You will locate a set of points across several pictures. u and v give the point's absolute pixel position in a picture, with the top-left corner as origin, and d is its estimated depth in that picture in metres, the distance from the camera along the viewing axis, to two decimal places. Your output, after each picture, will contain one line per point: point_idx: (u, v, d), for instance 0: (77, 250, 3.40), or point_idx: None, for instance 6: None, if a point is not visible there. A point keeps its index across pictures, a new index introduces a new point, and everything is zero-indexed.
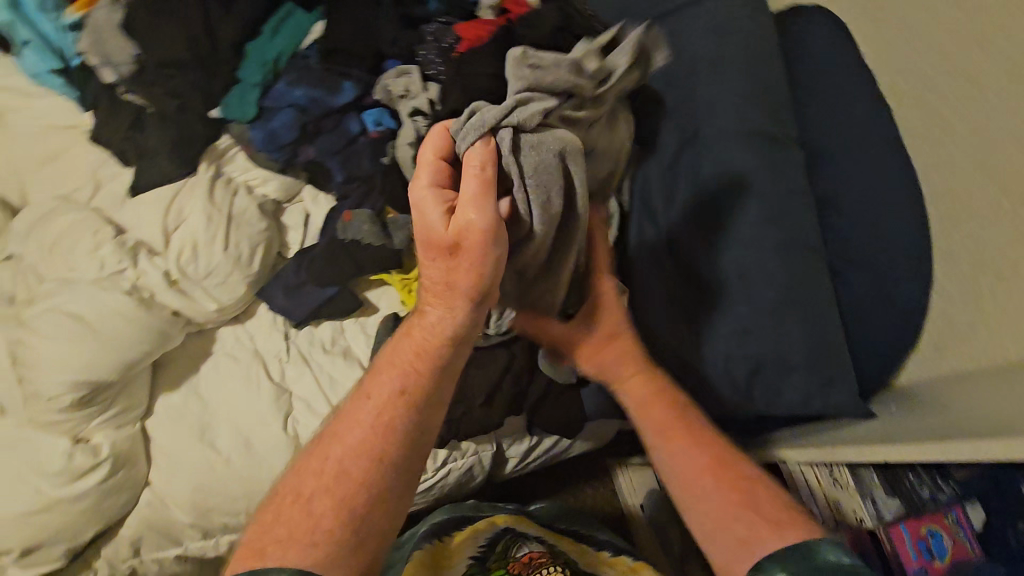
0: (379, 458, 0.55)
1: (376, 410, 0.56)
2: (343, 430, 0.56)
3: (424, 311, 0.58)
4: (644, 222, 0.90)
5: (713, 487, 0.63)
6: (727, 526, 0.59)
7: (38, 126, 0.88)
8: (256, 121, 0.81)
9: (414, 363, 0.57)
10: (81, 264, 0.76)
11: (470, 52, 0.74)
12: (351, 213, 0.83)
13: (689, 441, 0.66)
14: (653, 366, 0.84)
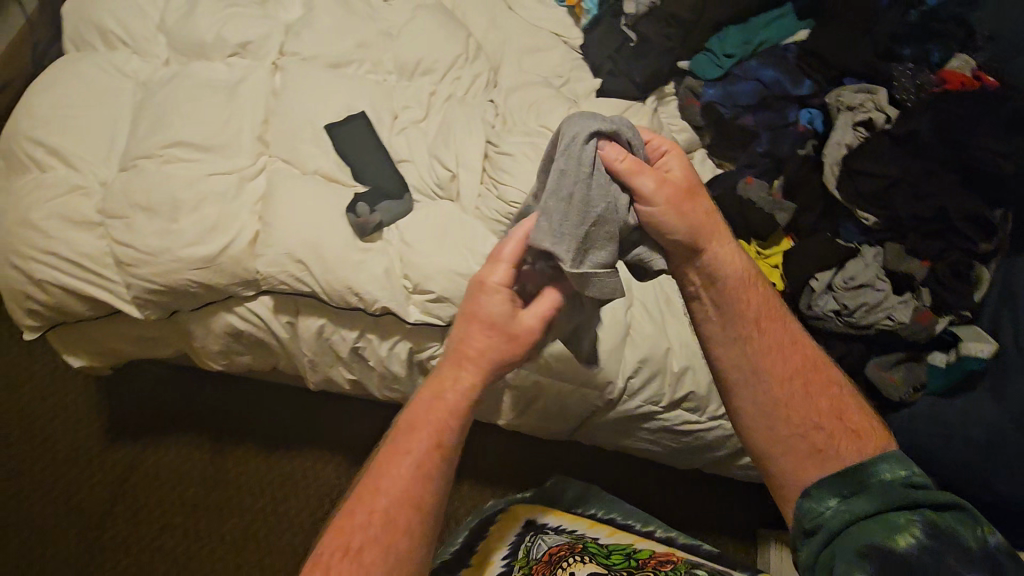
0: (439, 445, 0.60)
1: (441, 407, 0.61)
2: (411, 433, 0.60)
3: (473, 327, 0.63)
4: (1002, 306, 0.90)
5: (801, 397, 0.65)
6: (809, 431, 0.63)
7: (536, 26, 1.14)
8: (717, 82, 1.00)
9: (473, 366, 0.62)
10: (551, 124, 0.97)
11: (941, 98, 0.88)
12: (753, 178, 0.96)
13: (778, 343, 0.68)
14: (972, 428, 0.84)
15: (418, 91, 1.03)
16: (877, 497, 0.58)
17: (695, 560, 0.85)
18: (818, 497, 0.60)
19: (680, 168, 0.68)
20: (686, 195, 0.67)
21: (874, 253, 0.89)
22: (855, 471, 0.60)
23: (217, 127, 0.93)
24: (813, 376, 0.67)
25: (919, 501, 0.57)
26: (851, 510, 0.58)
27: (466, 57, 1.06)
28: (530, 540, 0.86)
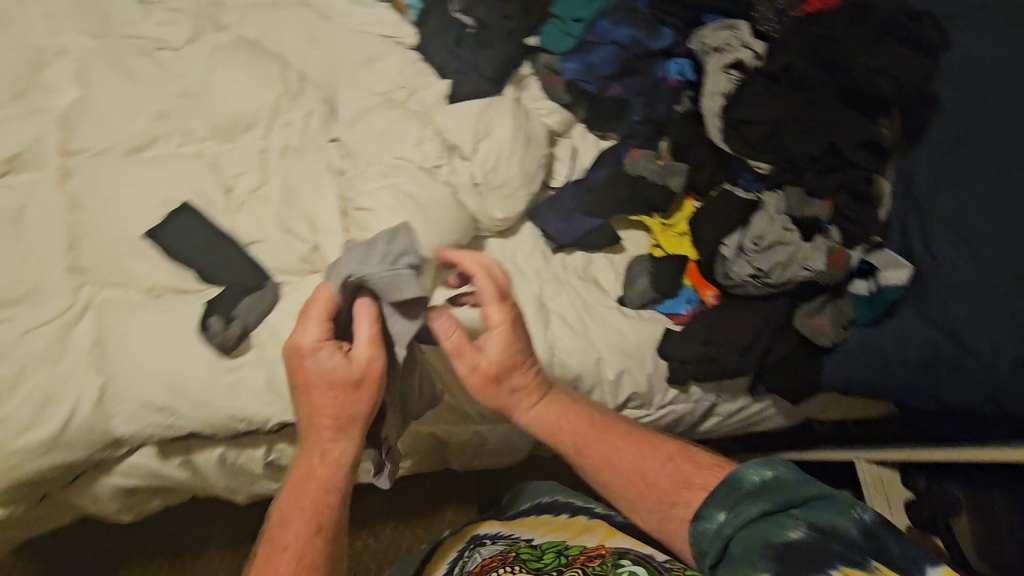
0: (318, 527, 0.60)
1: (314, 481, 0.61)
2: (288, 521, 0.59)
3: (314, 393, 0.61)
4: (908, 212, 0.89)
5: (647, 476, 0.66)
6: (668, 513, 0.63)
7: (362, 32, 0.98)
8: (574, 54, 0.89)
9: (331, 429, 0.62)
10: (407, 153, 0.86)
11: (805, 22, 0.84)
12: (638, 151, 0.88)
13: (621, 446, 0.68)
14: (902, 347, 0.84)
15: (247, 152, 0.88)
16: (761, 500, 0.56)
17: (627, 546, 0.79)
18: (705, 514, 0.58)
19: (503, 343, 0.66)
20: (496, 373, 0.67)
21: (778, 201, 0.83)
22: (726, 482, 0.59)
23: (13, 274, 0.76)
24: (653, 464, 0.66)
25: (798, 502, 0.55)
26: (738, 517, 0.56)
27: (290, 95, 0.90)
28: (465, 552, 0.85)
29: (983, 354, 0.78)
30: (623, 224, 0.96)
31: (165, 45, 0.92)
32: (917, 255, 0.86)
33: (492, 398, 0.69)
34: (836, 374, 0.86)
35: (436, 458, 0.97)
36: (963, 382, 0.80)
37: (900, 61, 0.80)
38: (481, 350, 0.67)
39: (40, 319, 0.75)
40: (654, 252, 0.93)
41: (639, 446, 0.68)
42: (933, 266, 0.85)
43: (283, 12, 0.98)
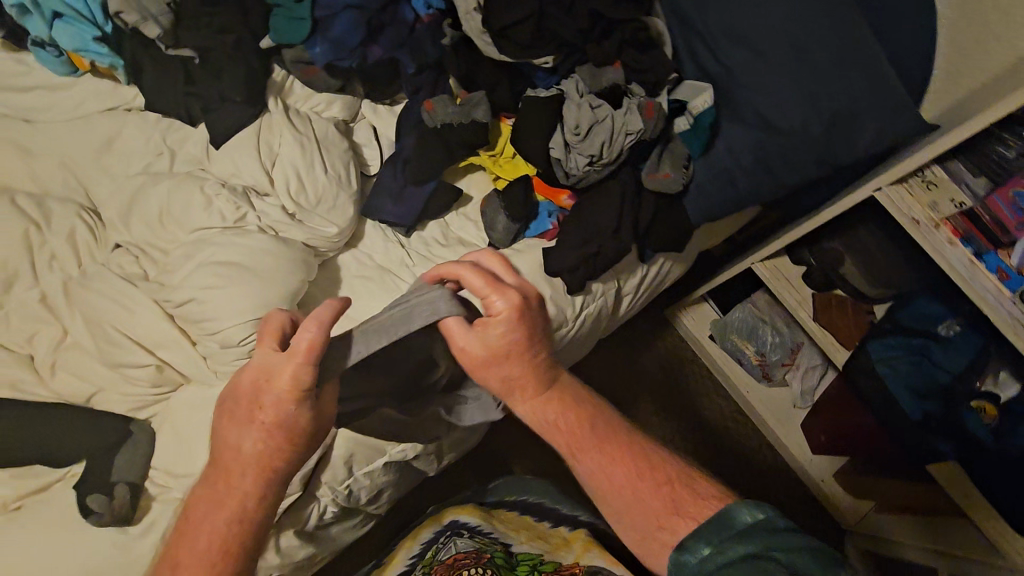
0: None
1: (208, 532, 0.55)
2: (180, 568, 0.55)
3: (245, 427, 0.56)
4: (689, 37, 0.95)
5: (622, 491, 0.58)
6: (654, 535, 0.54)
7: (77, 116, 0.84)
8: (316, 36, 0.80)
9: (248, 470, 0.56)
10: (203, 221, 0.76)
11: None
12: (431, 101, 0.84)
13: (603, 455, 0.59)
14: (735, 160, 0.90)
15: (26, 309, 0.74)
16: (749, 542, 0.48)
17: (599, 567, 0.83)
18: (689, 549, 0.50)
19: (501, 329, 0.59)
20: (490, 356, 0.60)
21: (575, 86, 0.83)
22: (717, 519, 0.51)
23: None
24: (645, 476, 0.58)
25: (790, 546, 0.47)
26: (723, 556, 0.48)
27: (38, 225, 0.77)
28: (442, 539, 0.92)
29: (798, 127, 0.86)
30: (456, 174, 0.94)
31: None
32: (710, 68, 0.93)
33: (493, 384, 0.63)
34: (701, 207, 0.91)
35: (407, 476, 0.94)
36: (793, 161, 0.88)
37: None
38: (484, 333, 0.60)
39: None
40: (497, 185, 0.91)
41: (629, 464, 0.59)
42: (728, 72, 0.91)
43: None
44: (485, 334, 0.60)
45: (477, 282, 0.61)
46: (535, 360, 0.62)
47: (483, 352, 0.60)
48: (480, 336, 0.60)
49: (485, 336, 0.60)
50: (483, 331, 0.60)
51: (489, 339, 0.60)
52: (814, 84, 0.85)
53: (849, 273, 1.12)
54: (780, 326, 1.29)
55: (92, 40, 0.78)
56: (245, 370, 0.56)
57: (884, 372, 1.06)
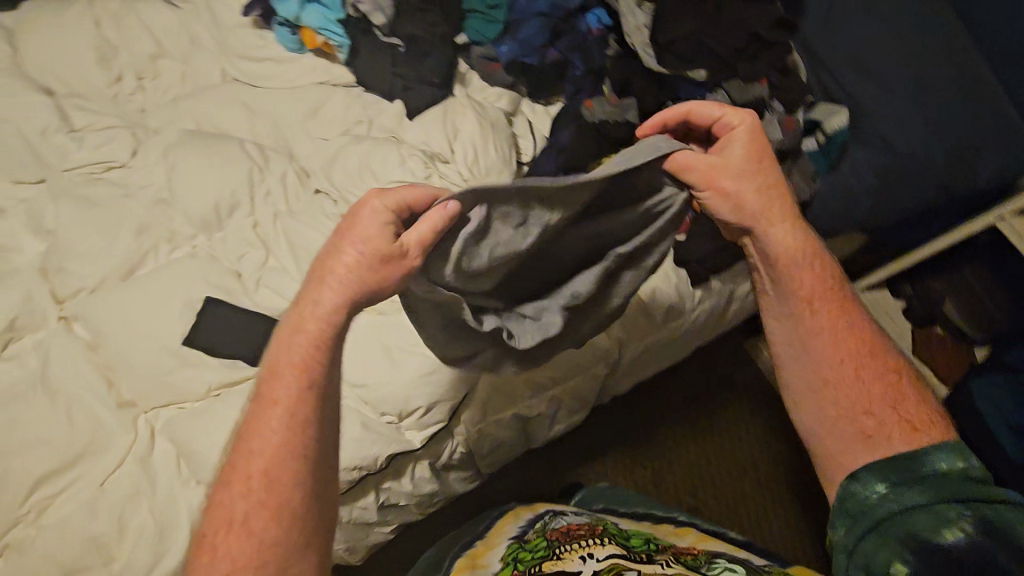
0: (296, 409, 0.53)
1: (296, 359, 0.54)
2: (277, 382, 0.54)
3: (340, 255, 0.54)
4: (820, 74, 1.01)
5: (852, 379, 0.64)
6: (857, 417, 0.63)
7: (296, 86, 1.00)
8: (504, 37, 0.97)
9: (337, 297, 0.54)
10: (395, 175, 0.89)
11: None
12: (590, 100, 0.94)
13: (834, 326, 0.66)
14: (864, 180, 0.95)
15: (240, 233, 0.87)
16: (922, 491, 0.56)
17: (723, 551, 0.78)
18: (866, 479, 0.59)
19: (748, 148, 0.64)
20: (744, 173, 0.64)
21: (722, 99, 0.93)
22: (903, 458, 0.59)
23: (65, 433, 0.73)
24: (865, 362, 0.65)
25: (977, 496, 0.54)
26: (901, 501, 0.56)
27: (259, 166, 0.91)
28: (547, 517, 0.92)
29: (922, 157, 0.93)
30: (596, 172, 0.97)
31: (112, 163, 0.90)
32: (838, 96, 0.99)
33: (747, 206, 0.65)
34: (822, 220, 0.97)
35: (520, 441, 1.01)
36: (916, 186, 0.94)
37: None
38: (739, 149, 0.64)
39: (112, 463, 0.73)
40: None
41: (856, 343, 0.66)
42: (857, 103, 0.97)
43: (212, 94, 0.98)
44: (737, 149, 0.64)
45: (739, 117, 0.64)
46: (782, 198, 0.66)
47: (737, 166, 0.64)
48: (732, 153, 0.64)
49: (739, 161, 0.64)
50: (737, 150, 0.64)
51: (743, 159, 0.64)
52: (940, 118, 0.93)
53: (952, 312, 1.11)
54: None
55: (334, 21, 0.97)
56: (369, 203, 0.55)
57: (984, 409, 1.02)
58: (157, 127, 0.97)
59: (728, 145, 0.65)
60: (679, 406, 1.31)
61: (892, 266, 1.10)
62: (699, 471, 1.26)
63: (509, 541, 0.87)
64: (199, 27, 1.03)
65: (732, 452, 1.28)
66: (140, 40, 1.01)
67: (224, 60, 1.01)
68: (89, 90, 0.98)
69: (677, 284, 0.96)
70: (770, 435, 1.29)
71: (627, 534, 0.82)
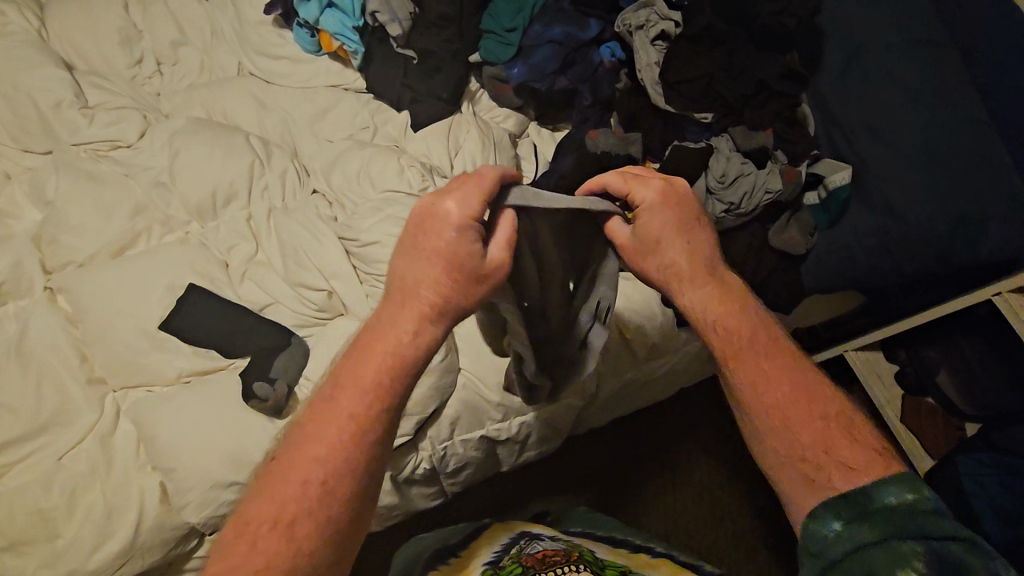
0: (374, 399, 0.51)
1: (374, 363, 0.52)
2: (344, 391, 0.51)
3: (426, 265, 0.53)
4: (830, 128, 1.00)
5: (788, 424, 0.56)
6: (799, 465, 0.55)
7: (308, 87, 1.02)
8: (516, 60, 0.97)
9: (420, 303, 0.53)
10: (392, 183, 0.89)
11: None
12: (595, 131, 0.94)
13: (768, 370, 0.59)
14: (865, 239, 0.93)
15: (234, 224, 0.88)
16: (873, 528, 0.48)
17: None
18: (818, 521, 0.52)
19: (658, 210, 0.62)
20: (660, 232, 0.62)
21: (724, 143, 0.93)
22: (850, 496, 0.51)
23: (32, 403, 0.74)
24: (803, 409, 0.57)
25: (934, 532, 0.47)
26: (853, 539, 0.48)
27: (260, 161, 0.91)
28: (522, 541, 0.91)
29: (924, 223, 0.89)
30: None
31: (119, 142, 0.92)
32: (845, 154, 0.98)
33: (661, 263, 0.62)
34: (816, 275, 0.96)
35: (489, 462, 1.00)
36: (916, 250, 0.90)
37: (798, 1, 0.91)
38: (660, 211, 0.62)
39: (73, 439, 0.74)
40: None
41: (796, 381, 0.58)
42: (862, 163, 0.96)
43: (226, 86, 1.00)
44: (650, 213, 0.62)
45: (641, 186, 0.63)
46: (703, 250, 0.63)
47: (652, 225, 0.61)
48: (644, 218, 0.62)
49: (653, 223, 0.62)
50: (650, 213, 0.62)
51: (659, 222, 0.62)
52: (946, 186, 0.89)
53: (944, 383, 1.08)
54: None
55: (350, 28, 0.98)
56: (442, 206, 0.53)
57: (968, 487, 0.99)
58: (168, 113, 0.99)
59: (644, 208, 0.62)
60: (659, 446, 1.29)
61: (895, 327, 1.06)
62: (677, 514, 1.24)
63: (483, 567, 0.84)
64: (223, 22, 1.06)
65: (712, 500, 1.25)
66: (164, 27, 1.03)
67: (242, 55, 1.04)
68: (109, 70, 1.00)
69: (663, 323, 0.95)
70: (751, 484, 1.26)
71: (601, 564, 0.79)
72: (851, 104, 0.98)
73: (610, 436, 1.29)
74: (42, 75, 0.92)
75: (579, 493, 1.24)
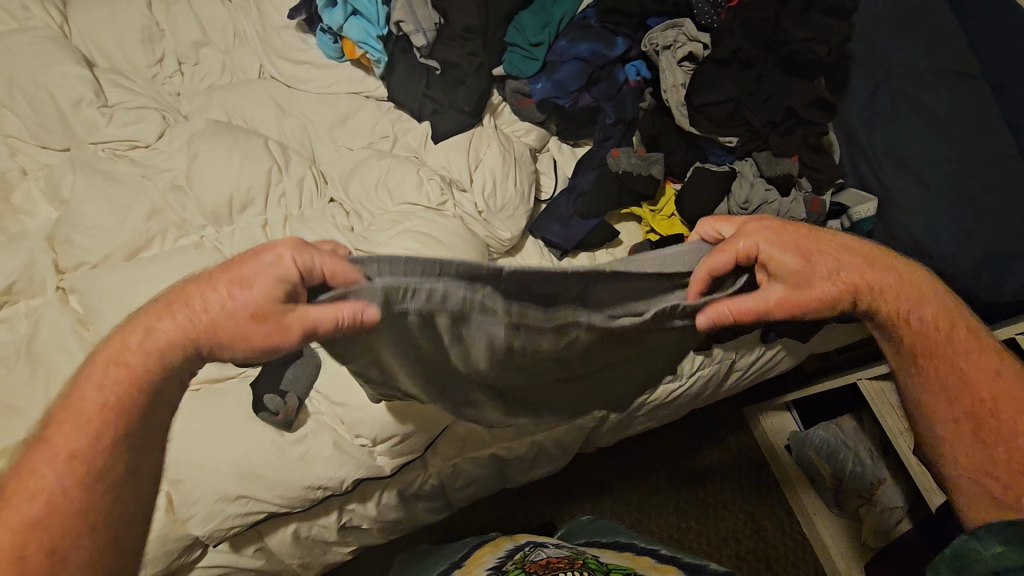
0: (100, 429, 0.48)
1: (84, 414, 0.48)
2: (68, 416, 0.49)
3: (155, 320, 0.53)
4: (855, 156, 0.99)
5: (988, 426, 0.58)
6: (1011, 475, 0.55)
7: (329, 92, 1.01)
8: (541, 75, 0.96)
9: (157, 343, 0.52)
10: (411, 196, 0.88)
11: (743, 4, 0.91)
12: (617, 150, 0.93)
13: (949, 375, 0.60)
14: None
15: (248, 230, 0.87)
16: None
17: None
18: (978, 540, 0.49)
19: (800, 243, 0.60)
20: (811, 269, 0.59)
21: (749, 167, 0.92)
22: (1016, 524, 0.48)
23: (39, 405, 0.73)
24: (990, 419, 0.58)
25: None
26: (1000, 562, 0.47)
27: (278, 167, 0.90)
28: (527, 548, 0.90)
29: (949, 258, 0.86)
30: (612, 220, 0.99)
31: (136, 143, 0.91)
32: (870, 183, 0.96)
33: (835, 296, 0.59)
34: None
35: (498, 479, 0.99)
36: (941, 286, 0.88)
37: (832, 25, 0.89)
38: (795, 251, 0.60)
39: None
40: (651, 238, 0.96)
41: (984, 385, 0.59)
42: (887, 192, 0.94)
43: (245, 89, 0.99)
44: (786, 256, 0.59)
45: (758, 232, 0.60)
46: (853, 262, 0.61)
47: (802, 270, 0.59)
48: (784, 263, 0.59)
49: (799, 266, 0.59)
50: (786, 256, 0.59)
51: (803, 263, 0.59)
52: (974, 219, 0.86)
53: None
54: (864, 455, 1.11)
55: (373, 36, 0.97)
56: (265, 256, 0.52)
57: None
58: (187, 114, 0.98)
59: (773, 254, 0.60)
60: (667, 466, 1.27)
61: None
62: (683, 535, 1.22)
63: (486, 571, 0.83)
64: (245, 23, 1.05)
65: (718, 522, 1.23)
66: (186, 26, 1.03)
67: (264, 58, 1.03)
68: (130, 69, 1.00)
69: None
70: (757, 509, 1.24)
71: (605, 567, 0.78)
72: (877, 133, 0.97)
73: (615, 452, 1.27)
74: (61, 70, 0.91)
75: (583, 510, 1.23)
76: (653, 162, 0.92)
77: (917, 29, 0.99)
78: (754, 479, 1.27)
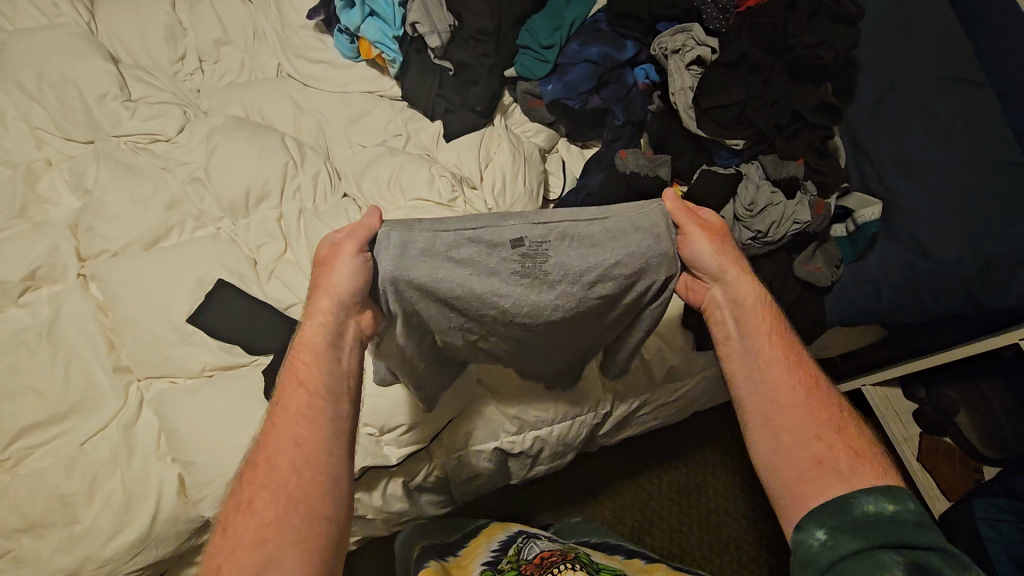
0: (310, 390, 0.56)
1: (300, 388, 0.56)
2: (287, 389, 0.56)
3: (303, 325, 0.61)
4: (860, 160, 1.00)
5: (816, 402, 0.61)
6: (813, 447, 0.58)
7: (345, 91, 1.04)
8: (552, 77, 0.98)
9: (310, 344, 0.59)
10: (423, 192, 0.90)
11: (753, 10, 0.93)
12: (625, 151, 0.95)
13: (786, 355, 0.64)
14: (885, 273, 0.93)
15: (264, 223, 0.90)
16: (854, 538, 0.51)
17: None
18: (807, 531, 0.54)
19: (697, 222, 0.67)
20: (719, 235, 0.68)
21: (755, 170, 0.93)
22: (830, 505, 0.54)
23: (59, 386, 0.75)
24: (820, 395, 0.62)
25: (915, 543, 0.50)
26: (837, 549, 0.51)
27: (294, 162, 0.92)
28: (520, 541, 0.90)
29: (952, 262, 0.87)
30: None
31: (158, 136, 0.94)
32: (875, 187, 0.97)
33: (721, 265, 0.66)
34: (840, 309, 0.97)
35: (500, 474, 1.00)
36: (942, 289, 0.89)
37: (841, 31, 0.90)
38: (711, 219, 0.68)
39: (97, 424, 0.75)
40: None
41: (803, 371, 0.63)
42: (893, 198, 0.95)
43: (264, 86, 1.02)
44: (706, 219, 0.68)
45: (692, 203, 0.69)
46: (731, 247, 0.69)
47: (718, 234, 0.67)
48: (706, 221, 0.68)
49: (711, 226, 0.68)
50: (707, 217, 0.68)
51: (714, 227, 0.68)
52: (978, 224, 0.87)
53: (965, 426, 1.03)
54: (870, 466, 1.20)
55: (390, 36, 0.99)
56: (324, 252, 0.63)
57: (984, 531, 0.95)
58: (207, 109, 1.01)
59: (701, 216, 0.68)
60: (669, 467, 1.28)
61: (908, 366, 1.04)
62: (682, 538, 1.22)
63: (480, 568, 0.83)
64: (266, 23, 1.09)
65: (718, 526, 1.23)
66: (208, 26, 1.06)
67: (282, 57, 1.06)
68: (153, 66, 1.03)
69: (682, 346, 0.95)
70: (758, 514, 1.24)
71: (597, 565, 0.78)
72: (883, 138, 0.98)
73: (617, 453, 1.28)
74: (88, 65, 0.95)
75: (584, 510, 1.23)
76: (660, 163, 0.94)
77: (924, 35, 1.00)
78: (757, 484, 1.27)
